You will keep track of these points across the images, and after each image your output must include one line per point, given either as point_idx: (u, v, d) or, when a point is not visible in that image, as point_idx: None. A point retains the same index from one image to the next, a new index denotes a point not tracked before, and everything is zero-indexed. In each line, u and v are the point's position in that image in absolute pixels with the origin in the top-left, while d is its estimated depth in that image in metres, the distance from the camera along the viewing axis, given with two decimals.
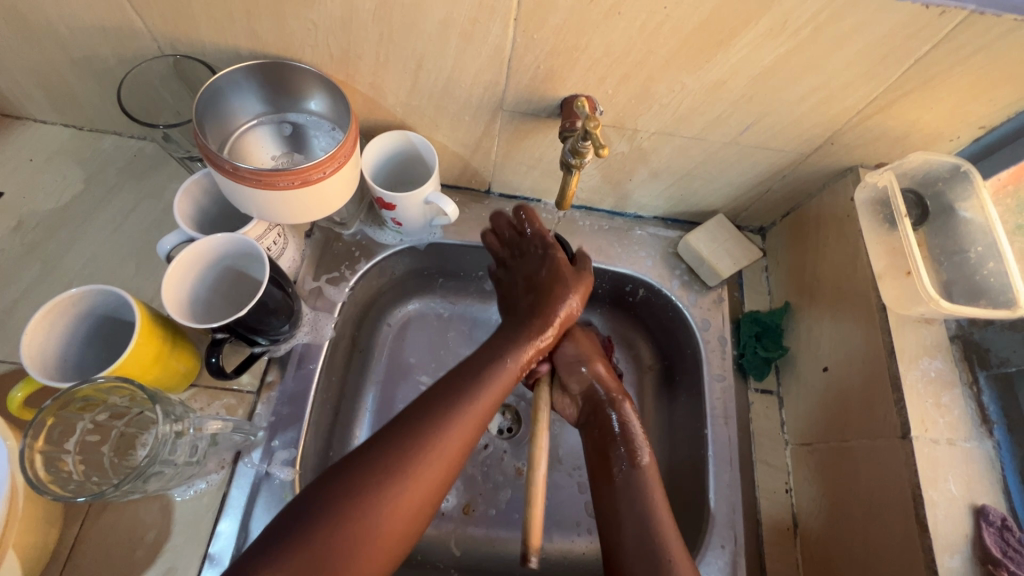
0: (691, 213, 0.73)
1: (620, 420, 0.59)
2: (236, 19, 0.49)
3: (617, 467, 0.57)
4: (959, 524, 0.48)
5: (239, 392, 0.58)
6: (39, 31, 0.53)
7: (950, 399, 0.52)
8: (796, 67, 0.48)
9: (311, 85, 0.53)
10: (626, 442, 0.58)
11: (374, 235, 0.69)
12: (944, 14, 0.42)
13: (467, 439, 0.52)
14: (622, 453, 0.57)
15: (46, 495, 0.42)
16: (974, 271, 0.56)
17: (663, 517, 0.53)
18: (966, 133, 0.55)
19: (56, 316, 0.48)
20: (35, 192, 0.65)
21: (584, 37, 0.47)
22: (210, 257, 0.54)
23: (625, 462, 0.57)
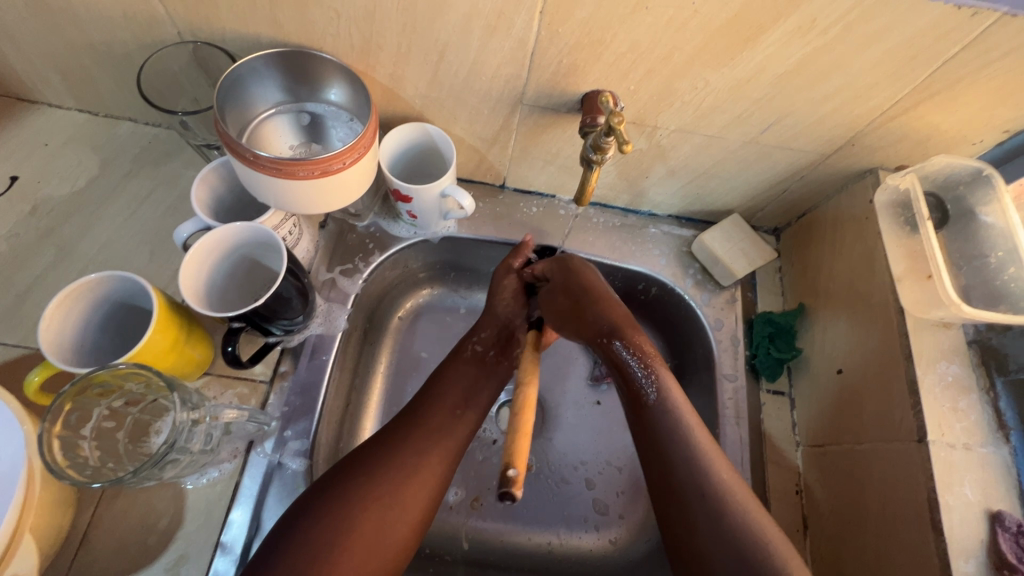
0: (706, 212, 0.73)
1: (628, 347, 0.54)
2: (259, 7, 0.48)
3: (647, 394, 0.51)
4: (975, 529, 0.48)
5: (253, 382, 0.58)
6: (59, 15, 0.53)
7: (967, 404, 0.52)
8: (821, 67, 0.48)
9: (331, 75, 0.53)
10: (643, 364, 0.53)
11: (387, 227, 0.69)
12: (976, 15, 0.42)
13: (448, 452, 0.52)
14: (646, 373, 0.52)
15: (65, 480, 0.42)
16: (994, 277, 0.56)
17: (703, 441, 0.48)
18: (990, 136, 0.54)
19: (74, 301, 0.48)
20: (50, 177, 0.65)
21: (610, 32, 0.47)
22: (227, 246, 0.54)
23: (649, 381, 0.52)
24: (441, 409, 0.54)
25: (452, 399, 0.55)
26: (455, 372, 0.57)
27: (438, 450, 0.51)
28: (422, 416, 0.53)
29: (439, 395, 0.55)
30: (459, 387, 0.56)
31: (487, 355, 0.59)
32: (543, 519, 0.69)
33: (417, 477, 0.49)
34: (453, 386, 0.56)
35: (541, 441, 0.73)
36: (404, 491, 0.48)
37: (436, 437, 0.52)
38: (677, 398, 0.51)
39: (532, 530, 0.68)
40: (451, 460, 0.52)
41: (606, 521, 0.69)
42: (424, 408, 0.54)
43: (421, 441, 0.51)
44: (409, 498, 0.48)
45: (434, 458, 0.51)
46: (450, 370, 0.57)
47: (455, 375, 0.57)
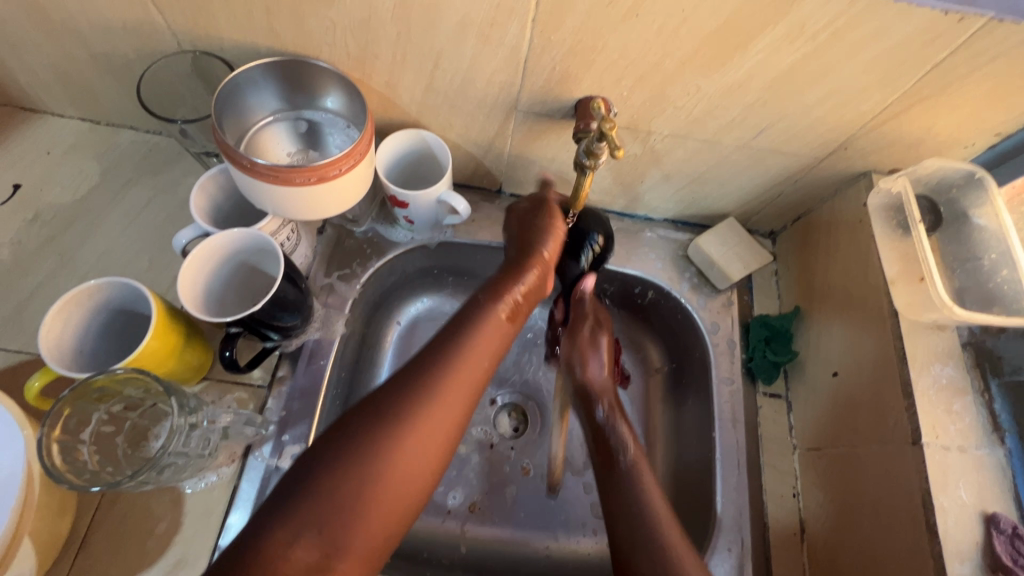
0: (702, 216, 0.73)
1: (607, 412, 0.61)
2: (257, 17, 0.49)
3: (621, 459, 0.56)
4: (970, 531, 0.48)
5: (251, 387, 0.59)
6: (62, 26, 0.54)
7: (961, 406, 0.52)
8: (811, 72, 0.48)
9: (328, 82, 0.53)
10: (621, 437, 0.58)
11: (385, 232, 0.69)
12: (963, 20, 0.42)
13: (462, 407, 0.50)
14: (621, 448, 0.57)
15: (63, 484, 0.42)
16: (987, 279, 0.56)
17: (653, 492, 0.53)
18: (982, 140, 0.55)
19: (74, 306, 0.49)
20: (52, 185, 0.66)
21: (601, 39, 0.47)
22: (226, 252, 0.55)
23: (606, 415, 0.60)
24: (463, 359, 0.51)
25: (481, 352, 0.53)
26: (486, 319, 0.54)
27: (454, 401, 0.49)
28: (432, 366, 0.50)
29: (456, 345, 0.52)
30: (488, 338, 0.53)
31: (523, 309, 0.58)
32: (540, 523, 0.69)
33: (434, 431, 0.48)
34: (478, 334, 0.53)
35: (540, 444, 0.73)
36: (425, 444, 0.47)
37: (453, 386, 0.50)
38: (645, 473, 0.55)
39: (530, 534, 0.68)
40: (469, 407, 0.51)
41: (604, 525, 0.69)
42: (434, 359, 0.51)
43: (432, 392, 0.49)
44: (425, 452, 0.47)
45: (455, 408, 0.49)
46: (480, 320, 0.54)
47: (483, 324, 0.54)
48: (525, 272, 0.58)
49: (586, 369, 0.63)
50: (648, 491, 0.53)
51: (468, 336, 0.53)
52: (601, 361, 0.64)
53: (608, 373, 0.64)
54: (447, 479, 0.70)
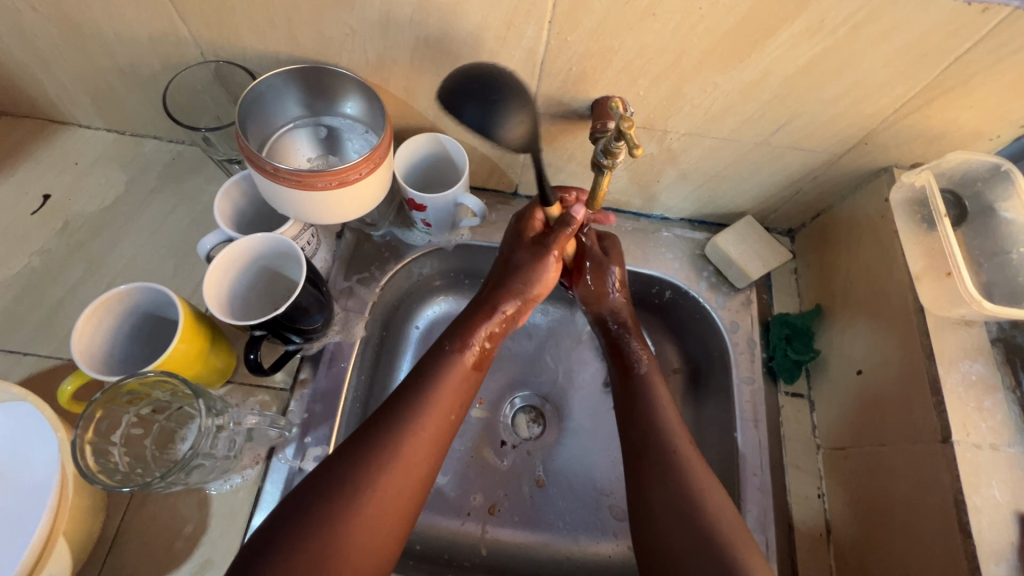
0: (719, 214, 0.73)
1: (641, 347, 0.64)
2: (278, 26, 0.50)
3: (636, 368, 0.62)
4: (1005, 531, 0.46)
5: (274, 390, 0.60)
6: (90, 39, 0.55)
7: (992, 403, 0.51)
8: (831, 67, 0.48)
9: (347, 89, 0.54)
10: (635, 350, 0.63)
11: (402, 236, 0.70)
12: (987, 11, 0.42)
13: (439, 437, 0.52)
14: (636, 360, 0.63)
15: (97, 485, 0.43)
16: (1016, 273, 0.55)
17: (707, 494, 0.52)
18: (1007, 132, 0.54)
19: (105, 312, 0.50)
20: (80, 194, 0.68)
21: (618, 39, 0.47)
22: (249, 257, 0.56)
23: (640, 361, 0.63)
24: (428, 414, 0.52)
25: (445, 404, 0.53)
26: (453, 372, 0.55)
27: (418, 456, 0.50)
28: (396, 422, 0.51)
29: (423, 389, 0.53)
30: (453, 388, 0.54)
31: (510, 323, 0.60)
32: (561, 525, 0.69)
33: (397, 484, 0.49)
34: (441, 386, 0.54)
35: (558, 445, 0.73)
36: (390, 502, 0.48)
37: (416, 442, 0.51)
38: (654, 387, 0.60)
39: (551, 537, 0.68)
40: (434, 462, 0.52)
41: (625, 527, 0.69)
42: (398, 413, 0.51)
43: (395, 448, 0.49)
44: (389, 510, 0.48)
45: (420, 465, 0.50)
46: (449, 362, 0.56)
47: (450, 373, 0.55)
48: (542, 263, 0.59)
49: (601, 299, 0.66)
50: (669, 430, 0.56)
51: (444, 371, 0.55)
52: (614, 288, 0.65)
53: (624, 298, 0.66)
54: (466, 482, 0.70)
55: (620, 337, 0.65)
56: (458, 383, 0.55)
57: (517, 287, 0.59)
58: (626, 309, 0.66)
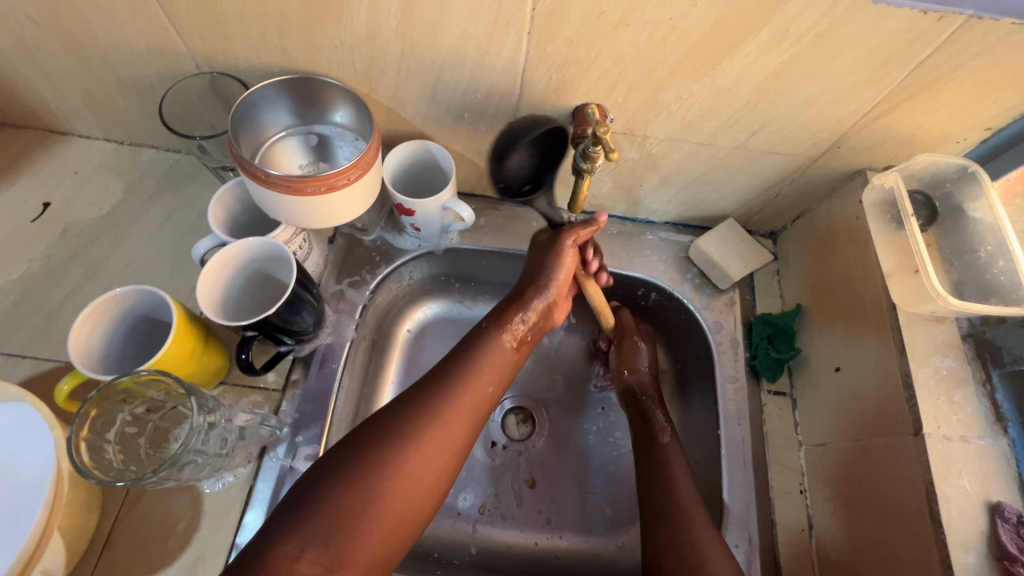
0: (702, 217, 0.75)
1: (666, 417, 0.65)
2: (270, 38, 0.52)
3: (660, 438, 0.63)
4: (975, 520, 0.48)
5: (265, 390, 0.61)
6: (90, 52, 0.57)
7: (963, 397, 0.53)
8: (799, 74, 0.50)
9: (336, 98, 0.56)
10: (660, 421, 0.64)
11: (393, 240, 0.72)
12: (942, 19, 0.44)
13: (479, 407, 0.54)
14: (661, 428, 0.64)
15: (91, 479, 0.45)
16: (985, 270, 0.57)
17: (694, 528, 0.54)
18: (973, 134, 0.56)
19: (101, 314, 0.52)
20: (79, 202, 0.70)
21: (594, 48, 0.50)
22: (242, 260, 0.58)
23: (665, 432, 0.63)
24: (470, 383, 0.54)
25: (486, 376, 0.56)
26: (494, 347, 0.57)
27: (459, 422, 0.52)
28: (436, 390, 0.53)
29: (467, 363, 0.56)
30: (494, 365, 0.57)
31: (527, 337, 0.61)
32: (550, 524, 0.70)
33: (434, 447, 0.50)
34: (483, 361, 0.56)
35: (547, 445, 0.74)
36: (426, 465, 0.50)
37: (457, 409, 0.52)
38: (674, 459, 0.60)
39: (539, 536, 0.69)
40: (473, 429, 0.54)
41: (613, 525, 0.70)
42: (442, 382, 0.54)
43: (436, 414, 0.51)
44: (426, 471, 0.49)
45: (460, 430, 0.52)
46: (488, 340, 0.58)
47: (491, 350, 0.57)
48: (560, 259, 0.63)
49: (633, 372, 0.68)
50: (676, 492, 0.57)
51: (484, 350, 0.57)
52: (644, 365, 0.68)
53: (650, 371, 0.69)
54: (456, 481, 0.71)
55: (648, 408, 0.66)
56: (496, 361, 0.57)
57: (550, 281, 0.63)
58: (651, 385, 0.68)
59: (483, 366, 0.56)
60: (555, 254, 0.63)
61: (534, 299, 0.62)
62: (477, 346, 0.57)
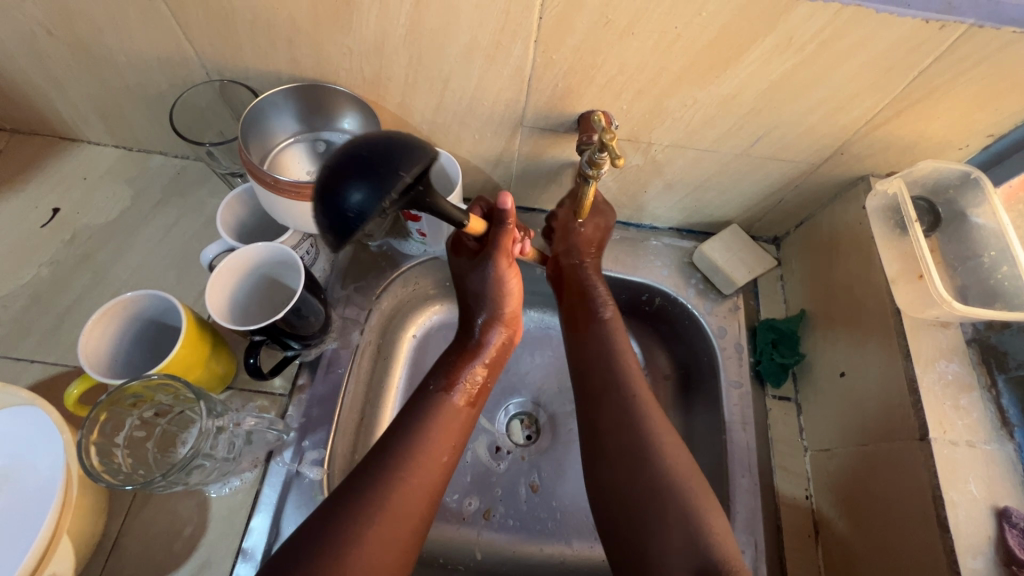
0: (705, 223, 0.75)
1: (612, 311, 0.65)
2: (280, 46, 0.53)
3: (602, 313, 0.65)
4: (981, 526, 0.48)
5: (272, 395, 0.61)
6: (101, 60, 0.58)
7: (968, 402, 0.53)
8: (802, 81, 0.50)
9: (345, 106, 0.58)
10: (600, 296, 0.66)
11: (399, 246, 0.73)
12: (945, 28, 0.44)
13: (432, 485, 0.53)
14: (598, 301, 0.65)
15: (101, 483, 0.45)
16: (988, 275, 0.57)
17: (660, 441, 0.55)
18: (975, 141, 0.56)
19: (111, 319, 0.52)
20: (87, 207, 0.70)
21: (600, 56, 0.50)
22: (249, 265, 0.58)
23: (605, 308, 0.65)
24: (424, 453, 0.53)
25: (439, 445, 0.54)
26: (445, 415, 0.56)
27: (415, 497, 0.51)
28: (389, 468, 0.51)
29: (411, 441, 0.53)
30: (446, 432, 0.55)
31: (481, 390, 0.60)
32: (554, 530, 0.70)
33: (394, 530, 0.49)
34: (432, 428, 0.55)
35: (552, 451, 0.74)
36: (388, 544, 0.48)
37: (413, 484, 0.51)
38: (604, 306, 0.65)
39: (544, 541, 0.69)
40: (432, 502, 0.53)
41: None
42: (388, 464, 0.52)
43: (391, 489, 0.50)
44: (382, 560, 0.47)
45: (417, 504, 0.51)
46: (436, 412, 0.56)
47: (442, 415, 0.56)
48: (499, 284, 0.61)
49: (583, 250, 0.68)
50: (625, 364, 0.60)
51: (433, 422, 0.55)
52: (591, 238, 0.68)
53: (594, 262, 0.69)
54: (461, 487, 0.71)
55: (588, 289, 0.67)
56: (448, 430, 0.56)
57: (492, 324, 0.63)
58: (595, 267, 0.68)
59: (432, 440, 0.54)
60: (498, 291, 0.62)
61: (482, 351, 0.62)
62: (422, 422, 0.55)
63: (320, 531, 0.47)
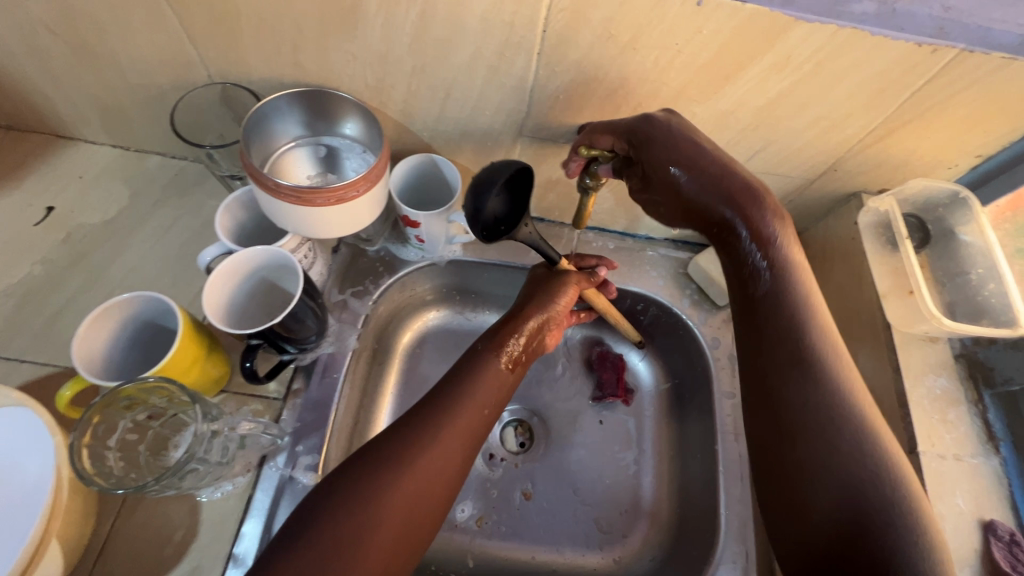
0: (701, 235, 0.76)
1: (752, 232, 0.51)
2: (284, 52, 0.54)
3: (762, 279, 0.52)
4: (968, 538, 0.49)
5: (266, 399, 0.61)
6: (103, 59, 0.58)
7: (956, 415, 0.54)
8: (799, 99, 0.52)
9: (346, 111, 0.57)
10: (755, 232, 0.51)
11: (397, 251, 0.72)
12: (936, 52, 0.45)
13: (474, 430, 0.53)
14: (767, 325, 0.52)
15: (93, 486, 0.44)
16: (976, 293, 0.58)
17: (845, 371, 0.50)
18: (964, 161, 0.58)
19: (106, 319, 0.52)
20: (83, 206, 0.70)
21: (602, 70, 0.51)
22: (247, 269, 0.58)
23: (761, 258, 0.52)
24: (462, 405, 0.53)
25: (481, 398, 0.54)
26: (488, 371, 0.56)
27: (459, 438, 0.51)
28: (418, 422, 0.51)
29: (468, 386, 0.54)
30: (486, 389, 0.55)
31: (523, 360, 0.59)
32: (546, 538, 0.70)
33: (431, 479, 0.48)
34: (478, 381, 0.55)
35: (545, 458, 0.74)
36: (426, 489, 0.48)
37: (456, 427, 0.51)
38: (792, 256, 0.52)
39: (538, 550, 0.69)
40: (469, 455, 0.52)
41: (610, 539, 0.70)
42: (447, 400, 0.53)
43: (447, 422, 0.51)
44: (431, 486, 0.48)
45: (455, 455, 0.50)
46: (483, 367, 0.56)
47: (486, 373, 0.56)
48: (557, 295, 0.62)
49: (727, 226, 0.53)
50: (811, 327, 0.51)
51: (479, 378, 0.55)
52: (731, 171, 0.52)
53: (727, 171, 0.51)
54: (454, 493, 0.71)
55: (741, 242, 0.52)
56: (491, 386, 0.55)
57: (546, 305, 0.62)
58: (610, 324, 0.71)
59: (481, 390, 0.55)
60: (558, 286, 0.63)
61: (531, 315, 0.61)
62: (474, 373, 0.56)
63: (352, 475, 0.47)
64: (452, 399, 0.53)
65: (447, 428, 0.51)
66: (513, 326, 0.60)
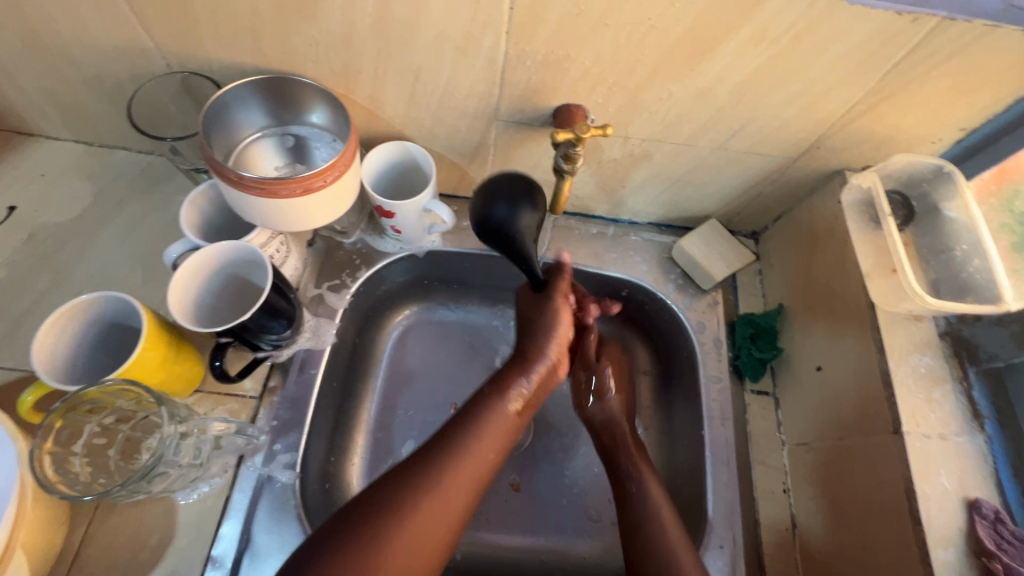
0: (684, 219, 0.75)
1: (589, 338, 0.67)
2: (241, 36, 0.51)
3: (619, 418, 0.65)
4: (952, 517, 0.48)
5: (242, 397, 0.59)
6: (54, 50, 0.55)
7: (941, 394, 0.53)
8: (778, 75, 0.50)
9: (313, 98, 0.55)
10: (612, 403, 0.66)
11: (374, 243, 0.70)
12: (917, 20, 0.44)
13: (476, 483, 0.49)
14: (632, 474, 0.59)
15: (55, 494, 0.43)
16: (961, 269, 0.57)
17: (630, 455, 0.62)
18: (948, 135, 0.56)
19: (68, 320, 0.50)
20: (47, 205, 0.68)
21: (574, 48, 0.49)
22: (214, 266, 0.56)
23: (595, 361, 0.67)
24: (470, 453, 0.49)
25: (486, 443, 0.51)
26: (496, 414, 0.53)
27: (462, 487, 0.48)
28: (418, 479, 0.47)
29: (470, 432, 0.51)
30: (494, 433, 0.52)
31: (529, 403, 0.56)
32: (534, 528, 0.69)
33: (421, 544, 0.45)
34: (483, 426, 0.51)
35: (532, 447, 0.73)
36: (415, 562, 0.44)
37: (459, 473, 0.48)
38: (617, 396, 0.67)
39: (526, 540, 0.68)
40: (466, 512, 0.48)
41: (599, 528, 0.69)
42: (450, 441, 0.50)
43: (448, 468, 0.48)
44: (430, 538, 0.45)
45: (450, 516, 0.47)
46: (487, 411, 0.53)
47: (492, 418, 0.52)
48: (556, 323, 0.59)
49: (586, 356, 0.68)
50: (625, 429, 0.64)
51: (485, 422, 0.52)
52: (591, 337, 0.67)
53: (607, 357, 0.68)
54: None
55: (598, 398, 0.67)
56: (496, 433, 0.52)
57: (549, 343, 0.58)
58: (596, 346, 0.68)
59: (487, 435, 0.51)
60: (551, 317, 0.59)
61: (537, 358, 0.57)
62: (476, 420, 0.52)
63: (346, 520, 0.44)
64: (454, 442, 0.50)
65: (448, 475, 0.48)
66: (515, 369, 0.56)
